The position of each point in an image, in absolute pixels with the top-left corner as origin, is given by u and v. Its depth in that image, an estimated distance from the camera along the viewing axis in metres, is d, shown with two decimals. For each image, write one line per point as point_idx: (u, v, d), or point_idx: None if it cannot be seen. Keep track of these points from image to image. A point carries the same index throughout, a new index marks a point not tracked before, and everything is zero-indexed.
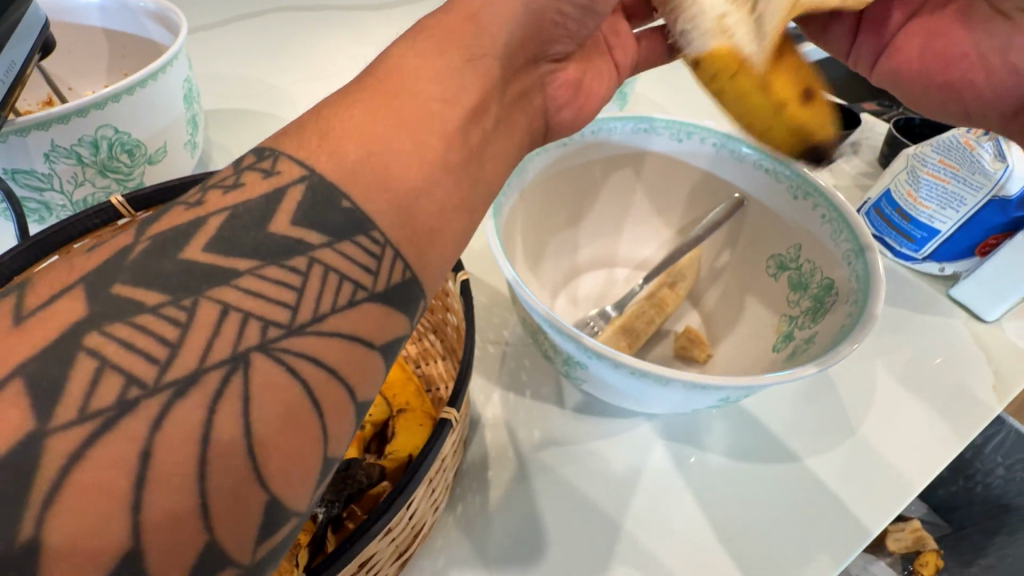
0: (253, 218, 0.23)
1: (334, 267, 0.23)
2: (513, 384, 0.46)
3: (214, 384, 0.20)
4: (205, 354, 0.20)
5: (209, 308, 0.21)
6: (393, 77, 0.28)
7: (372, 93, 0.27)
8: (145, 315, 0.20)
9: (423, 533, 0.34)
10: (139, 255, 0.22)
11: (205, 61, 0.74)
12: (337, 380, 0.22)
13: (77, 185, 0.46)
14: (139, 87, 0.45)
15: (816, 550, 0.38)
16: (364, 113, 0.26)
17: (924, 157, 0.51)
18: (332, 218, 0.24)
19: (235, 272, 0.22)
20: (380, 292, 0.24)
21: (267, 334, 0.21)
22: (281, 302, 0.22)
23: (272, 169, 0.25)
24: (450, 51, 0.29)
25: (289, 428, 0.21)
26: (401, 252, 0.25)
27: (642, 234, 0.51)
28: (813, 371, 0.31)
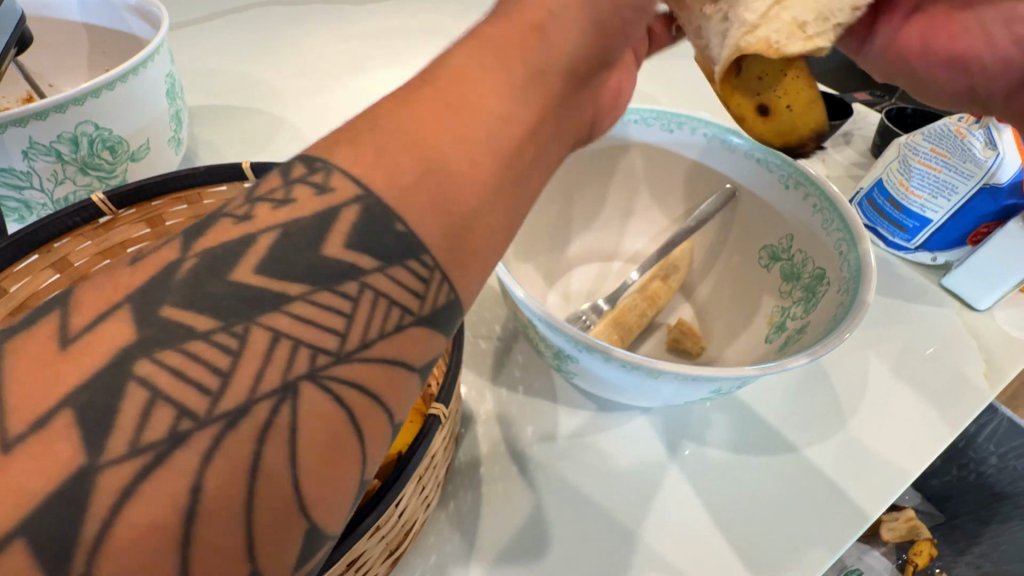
0: (307, 240, 0.21)
1: (385, 294, 0.22)
2: (506, 379, 0.45)
3: (264, 416, 0.19)
4: (254, 386, 0.19)
5: (260, 336, 0.20)
6: (452, 86, 0.25)
7: (432, 96, 0.24)
8: (195, 343, 0.19)
9: (414, 531, 0.34)
10: (188, 274, 0.20)
11: (189, 57, 0.73)
12: (377, 404, 0.21)
13: (57, 183, 0.45)
14: (119, 83, 0.44)
15: (810, 540, 0.38)
16: (420, 121, 0.23)
17: (915, 146, 0.51)
18: (383, 242, 0.22)
19: (286, 296, 0.20)
20: (426, 315, 0.23)
21: (315, 361, 0.20)
22: (331, 330, 0.20)
23: (325, 184, 0.22)
24: (518, 63, 0.26)
25: (331, 453, 0.19)
26: (448, 275, 0.23)
27: (636, 228, 0.50)
28: (805, 360, 0.31)
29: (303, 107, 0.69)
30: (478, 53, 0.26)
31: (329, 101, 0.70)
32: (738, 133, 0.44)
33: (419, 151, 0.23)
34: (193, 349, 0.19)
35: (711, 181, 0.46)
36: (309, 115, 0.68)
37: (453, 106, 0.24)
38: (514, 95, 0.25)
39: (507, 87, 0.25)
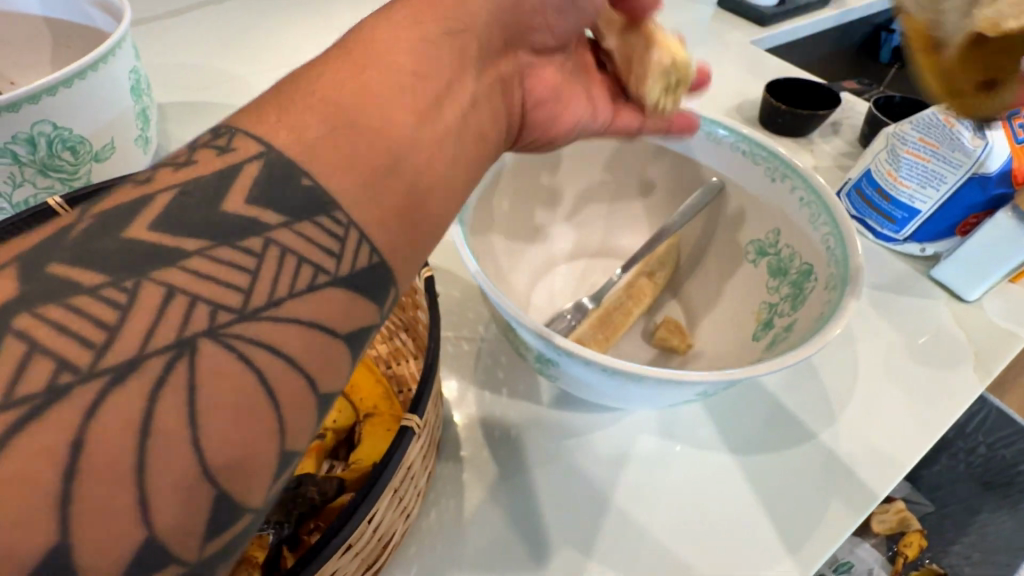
0: (203, 198, 0.20)
1: (292, 249, 0.21)
2: (488, 381, 0.44)
3: (157, 371, 0.17)
4: (147, 341, 0.17)
5: (152, 291, 0.18)
6: (364, 59, 0.25)
7: (337, 66, 0.24)
8: (83, 297, 0.17)
9: (393, 543, 0.32)
10: (81, 234, 0.19)
11: (162, 51, 0.71)
12: (290, 364, 0.19)
13: (15, 186, 0.43)
14: (77, 79, 0.41)
15: (801, 539, 0.38)
16: (326, 89, 0.23)
17: (904, 135, 0.50)
18: (291, 196, 0.21)
19: (183, 252, 0.19)
20: (344, 276, 0.21)
21: (215, 318, 0.19)
22: (232, 286, 0.19)
23: (228, 145, 0.22)
24: (420, 25, 0.28)
25: (246, 420, 0.18)
26: (368, 234, 0.22)
27: (622, 223, 0.49)
28: (791, 361, 0.30)
29: None
30: (385, 34, 0.26)
31: None
32: (724, 124, 0.42)
33: (336, 119, 0.23)
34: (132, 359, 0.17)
35: (699, 175, 0.45)
36: None
37: (366, 76, 0.24)
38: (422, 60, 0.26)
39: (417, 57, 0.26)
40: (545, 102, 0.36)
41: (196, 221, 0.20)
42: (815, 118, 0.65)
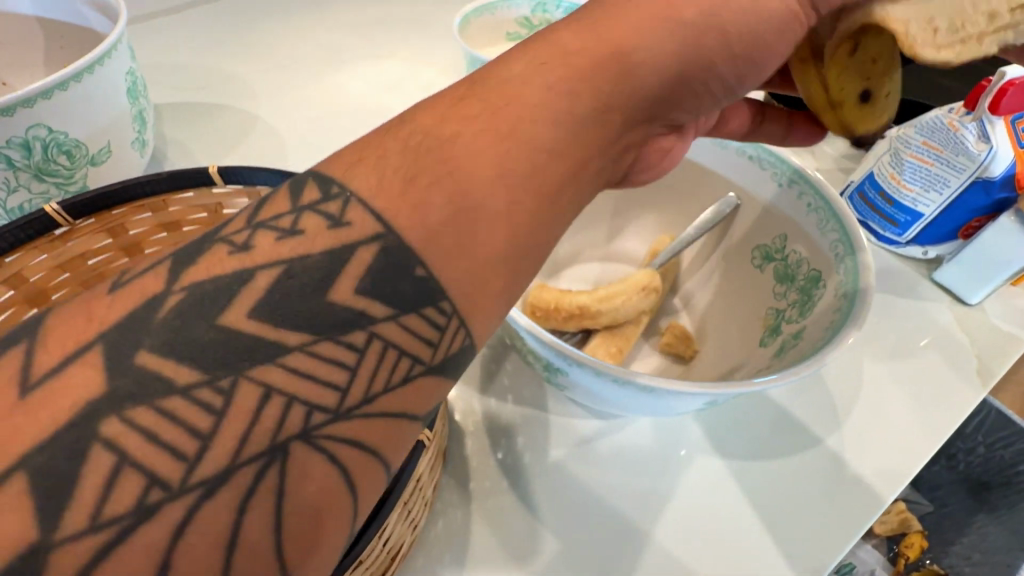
0: (305, 289, 0.21)
1: (395, 343, 0.22)
2: (494, 389, 0.44)
3: (246, 483, 0.19)
4: (240, 449, 0.19)
5: (250, 390, 0.19)
6: (512, 114, 0.25)
7: (479, 131, 0.24)
8: (172, 399, 0.18)
9: (402, 554, 0.32)
10: (169, 315, 0.20)
11: (159, 50, 0.70)
12: (376, 460, 0.21)
13: (10, 192, 0.42)
14: (72, 82, 0.41)
15: (805, 545, 0.38)
16: (459, 162, 0.23)
17: (907, 138, 0.50)
18: (403, 289, 0.22)
19: (284, 348, 0.20)
20: (437, 364, 0.23)
21: (311, 420, 0.20)
22: (331, 384, 0.21)
23: (341, 215, 0.22)
24: (581, 91, 0.26)
25: (322, 519, 0.20)
26: (467, 323, 0.23)
27: (626, 227, 0.49)
28: (802, 370, 0.30)
29: (276, 103, 0.66)
30: (554, 77, 0.26)
31: (305, 97, 0.67)
32: None
33: (460, 180, 0.23)
34: (213, 407, 0.19)
35: (707, 183, 0.45)
36: (284, 111, 0.65)
37: (500, 130, 0.24)
38: (566, 123, 0.25)
39: (563, 111, 0.25)
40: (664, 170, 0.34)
41: (251, 256, 0.21)
42: None
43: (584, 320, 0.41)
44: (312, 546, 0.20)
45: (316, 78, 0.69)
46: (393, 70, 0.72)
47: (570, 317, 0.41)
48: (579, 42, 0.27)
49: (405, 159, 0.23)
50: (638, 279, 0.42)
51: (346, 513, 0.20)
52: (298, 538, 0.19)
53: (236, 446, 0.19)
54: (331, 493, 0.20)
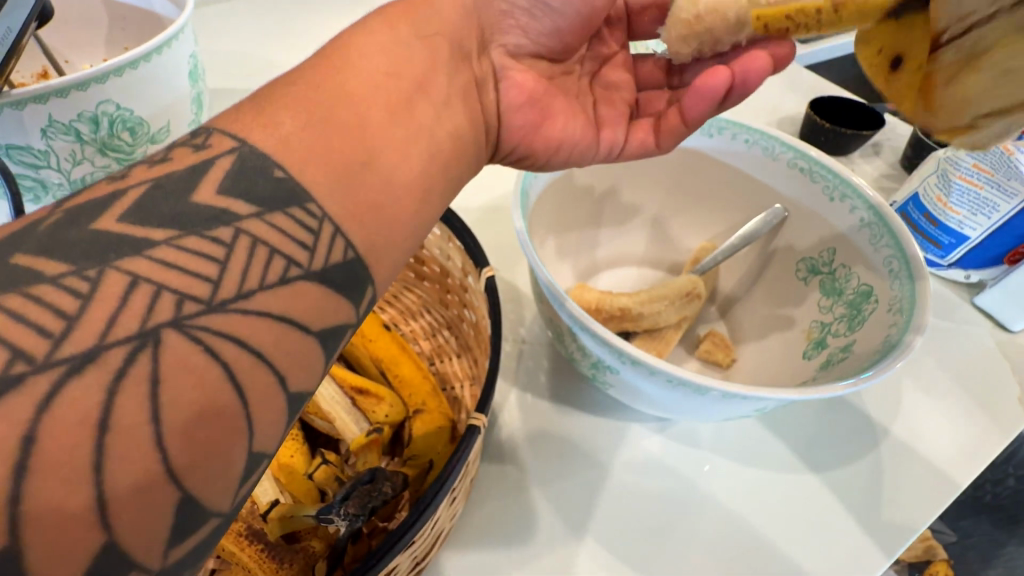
0: (171, 191, 0.21)
1: (266, 241, 0.21)
2: (531, 384, 0.44)
3: (118, 362, 0.18)
4: (106, 331, 0.18)
5: (116, 279, 0.19)
6: (340, 53, 0.27)
7: (316, 65, 0.26)
8: (42, 285, 0.18)
9: (441, 539, 0.32)
10: (51, 226, 0.19)
11: (209, 39, 0.71)
12: (259, 360, 0.20)
13: (75, 163, 0.43)
14: (143, 61, 0.42)
15: (841, 564, 0.37)
16: (304, 82, 0.25)
17: (957, 161, 0.49)
18: (260, 187, 0.22)
19: (150, 242, 0.20)
20: (318, 271, 0.22)
21: (182, 309, 0.19)
22: (201, 276, 0.20)
23: (204, 143, 0.23)
24: (401, 24, 0.30)
25: (206, 424, 0.19)
26: (343, 229, 0.23)
27: (665, 235, 0.49)
28: (863, 383, 0.30)
29: None
30: (395, 19, 0.30)
31: None
32: (783, 140, 0.42)
33: (304, 94, 0.25)
34: (79, 293, 0.18)
35: (754, 193, 0.45)
36: None
37: (335, 64, 0.26)
38: (389, 47, 0.28)
39: (404, 46, 0.29)
40: (522, 107, 0.35)
41: (122, 180, 0.21)
42: (859, 136, 0.64)
43: (624, 322, 0.41)
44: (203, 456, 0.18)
45: None
46: None
47: (610, 318, 0.41)
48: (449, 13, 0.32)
49: (272, 82, 0.26)
50: (682, 285, 0.42)
51: (233, 424, 0.19)
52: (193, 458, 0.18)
53: (103, 328, 0.18)
54: (214, 393, 0.19)
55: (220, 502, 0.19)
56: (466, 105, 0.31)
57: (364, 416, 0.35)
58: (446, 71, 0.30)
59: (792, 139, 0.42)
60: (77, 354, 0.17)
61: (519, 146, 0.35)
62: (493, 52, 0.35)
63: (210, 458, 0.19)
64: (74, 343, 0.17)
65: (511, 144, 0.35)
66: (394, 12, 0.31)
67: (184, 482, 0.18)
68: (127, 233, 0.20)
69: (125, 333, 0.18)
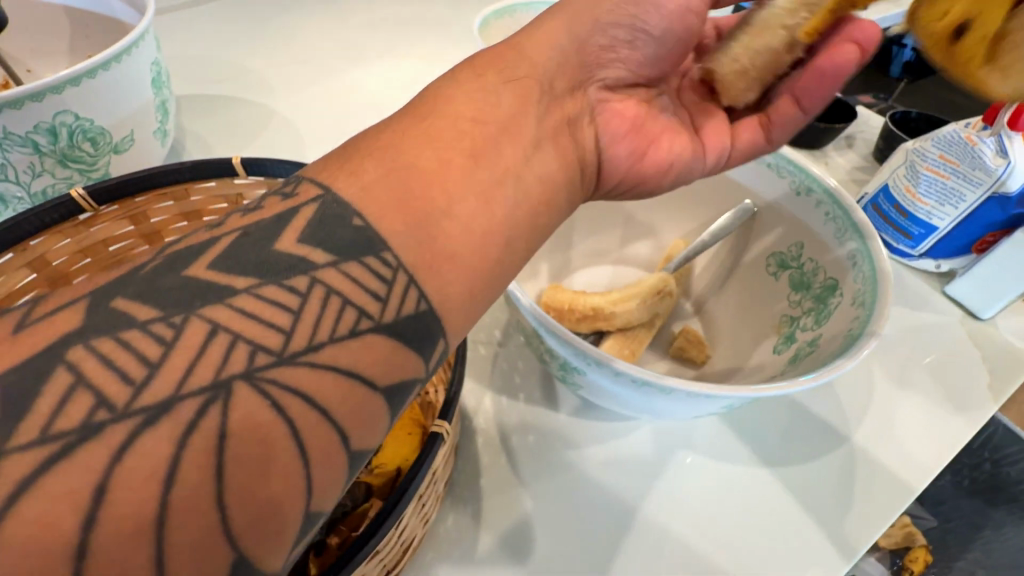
0: (261, 238, 0.23)
1: (339, 292, 0.23)
2: (506, 387, 0.44)
3: (188, 415, 0.19)
4: (183, 381, 0.19)
5: (197, 326, 0.20)
6: (431, 102, 0.29)
7: (411, 115, 0.29)
8: (131, 331, 0.20)
9: (413, 547, 0.32)
10: (151, 270, 0.22)
11: (176, 44, 0.70)
12: (324, 417, 0.21)
13: (34, 175, 0.42)
14: (100, 69, 0.41)
15: (813, 556, 0.38)
16: (405, 133, 0.27)
17: (923, 152, 0.50)
18: (342, 237, 0.24)
19: (233, 290, 0.21)
20: (388, 323, 0.23)
21: (255, 360, 0.20)
22: (275, 326, 0.21)
23: (292, 193, 0.25)
24: (491, 72, 0.32)
25: (265, 471, 0.19)
26: (415, 279, 0.24)
27: (637, 236, 0.49)
28: (823, 378, 0.30)
29: (298, 99, 0.66)
30: (484, 65, 0.32)
31: (321, 92, 0.68)
32: None
33: (394, 150, 0.26)
34: (165, 339, 0.20)
35: (724, 190, 0.45)
36: (301, 107, 0.66)
37: (428, 116, 0.28)
38: (478, 97, 0.30)
39: (486, 91, 0.31)
40: (622, 136, 0.37)
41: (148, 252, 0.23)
42: (831, 130, 0.65)
43: (598, 321, 0.41)
44: (262, 510, 0.19)
45: (334, 75, 0.70)
46: (410, 67, 0.73)
47: (583, 318, 0.41)
48: (540, 53, 0.34)
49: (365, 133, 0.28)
50: (652, 283, 0.42)
51: (292, 476, 0.20)
52: (249, 512, 0.19)
53: (180, 378, 0.19)
54: (281, 442, 0.20)
55: (275, 559, 0.20)
56: (556, 145, 0.32)
57: None
58: (536, 112, 0.32)
59: None
60: (157, 404, 0.19)
61: (623, 172, 0.37)
62: (591, 88, 0.37)
63: (269, 512, 0.19)
64: (154, 394, 0.19)
65: (613, 174, 0.37)
66: (486, 63, 0.33)
67: (243, 541, 0.19)
68: (189, 280, 0.21)
69: (200, 384, 0.20)
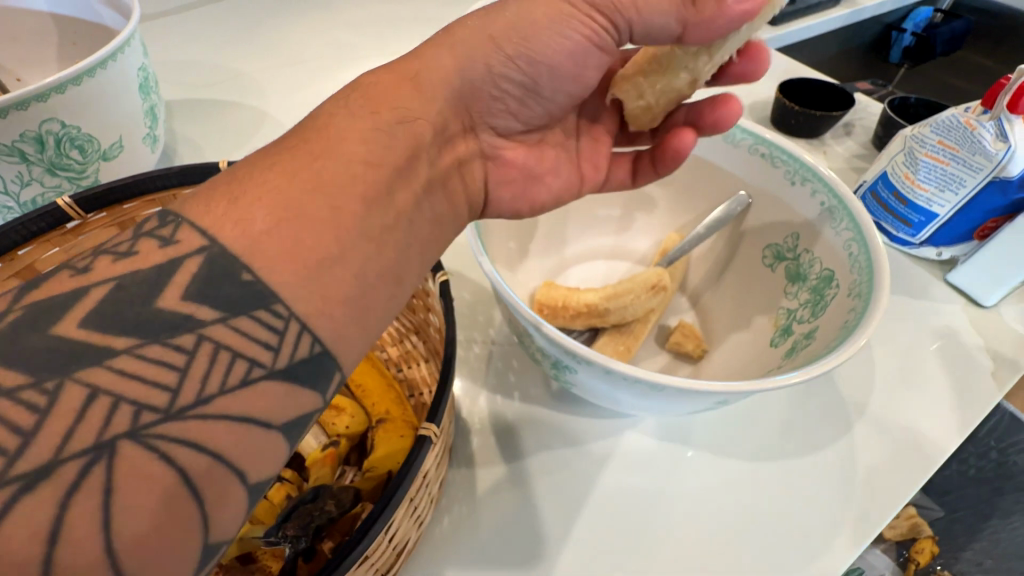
0: (142, 292, 0.21)
1: (228, 347, 0.21)
2: (500, 386, 0.44)
3: (71, 478, 0.18)
4: (64, 445, 0.18)
5: (75, 392, 0.19)
6: (318, 135, 0.27)
7: (293, 149, 0.26)
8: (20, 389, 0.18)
9: (407, 550, 0.32)
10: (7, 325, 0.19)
11: (167, 49, 0.70)
12: (216, 464, 0.20)
13: (23, 185, 0.42)
14: (86, 77, 0.41)
15: (815, 552, 0.37)
16: (278, 172, 0.25)
17: (922, 137, 0.49)
18: (228, 289, 0.22)
19: (111, 351, 0.20)
20: (282, 368, 0.22)
21: (139, 420, 0.19)
22: (161, 384, 0.20)
23: (171, 236, 0.22)
24: (382, 109, 0.29)
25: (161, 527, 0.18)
26: (310, 325, 0.23)
27: (631, 231, 0.48)
28: (818, 370, 0.30)
29: (289, 102, 0.66)
30: (376, 96, 0.29)
31: (312, 94, 0.67)
32: (743, 128, 0.42)
33: (268, 192, 0.24)
34: (36, 407, 0.18)
35: (719, 182, 0.44)
36: (293, 109, 0.65)
37: (313, 155, 0.26)
38: (368, 134, 0.27)
39: (372, 129, 0.28)
40: (507, 181, 0.37)
41: (86, 276, 0.21)
42: (828, 119, 0.64)
43: (592, 318, 0.41)
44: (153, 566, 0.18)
45: (326, 76, 0.69)
46: None
47: (577, 315, 0.41)
48: (438, 91, 0.31)
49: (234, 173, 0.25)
50: (647, 278, 0.42)
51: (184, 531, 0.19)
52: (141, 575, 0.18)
53: (60, 442, 0.18)
54: (176, 498, 0.19)
55: None
56: (447, 188, 0.32)
57: (321, 427, 0.35)
58: (427, 157, 0.30)
59: (752, 127, 0.42)
60: (35, 469, 0.18)
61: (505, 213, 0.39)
62: (482, 133, 0.36)
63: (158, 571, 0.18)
64: (30, 460, 0.18)
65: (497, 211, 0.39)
66: (387, 93, 0.30)
67: None
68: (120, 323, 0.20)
69: (80, 447, 0.18)
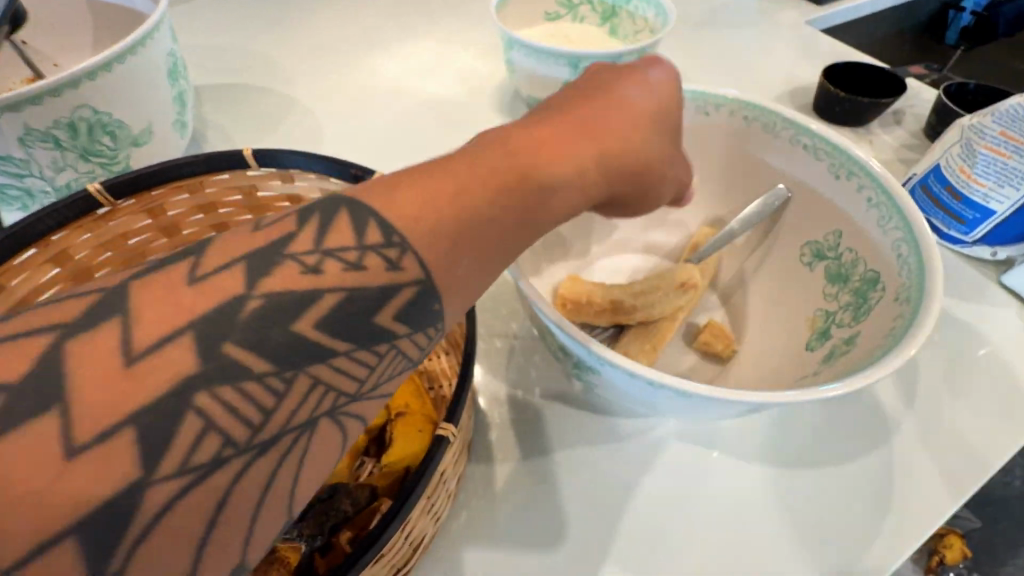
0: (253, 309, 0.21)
1: (343, 363, 0.22)
2: (522, 381, 0.43)
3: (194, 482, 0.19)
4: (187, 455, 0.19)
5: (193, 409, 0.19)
6: (543, 162, 0.27)
7: (520, 167, 0.26)
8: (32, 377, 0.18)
9: (423, 545, 0.32)
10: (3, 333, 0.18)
11: (198, 34, 0.70)
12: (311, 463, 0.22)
13: (58, 171, 0.43)
14: (116, 63, 0.41)
15: (844, 563, 0.36)
16: (501, 194, 0.25)
17: (982, 128, 0.46)
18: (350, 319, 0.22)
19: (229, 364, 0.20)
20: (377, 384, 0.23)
21: (257, 433, 0.20)
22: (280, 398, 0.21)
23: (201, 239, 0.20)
24: (597, 157, 0.29)
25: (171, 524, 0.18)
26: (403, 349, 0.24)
27: (660, 223, 0.47)
28: (861, 382, 0.28)
29: (318, 88, 0.66)
30: (590, 144, 0.29)
31: (341, 79, 0.67)
32: (784, 117, 0.40)
33: (486, 211, 0.25)
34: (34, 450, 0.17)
35: (758, 173, 0.42)
36: (319, 94, 0.65)
37: (530, 177, 0.26)
38: (581, 181, 0.28)
39: (584, 174, 0.28)
40: None
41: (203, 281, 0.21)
42: (875, 106, 0.60)
43: (616, 315, 0.40)
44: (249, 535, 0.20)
45: (352, 61, 0.69)
46: (430, 50, 0.71)
47: (601, 311, 0.40)
48: (642, 152, 0.31)
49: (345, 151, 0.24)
50: (675, 274, 0.40)
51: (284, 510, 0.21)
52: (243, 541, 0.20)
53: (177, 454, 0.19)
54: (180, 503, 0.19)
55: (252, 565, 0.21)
56: None
57: None
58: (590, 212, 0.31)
59: (796, 117, 0.39)
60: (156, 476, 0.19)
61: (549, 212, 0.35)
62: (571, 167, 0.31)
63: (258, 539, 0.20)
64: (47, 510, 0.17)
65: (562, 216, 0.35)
66: (605, 137, 0.29)
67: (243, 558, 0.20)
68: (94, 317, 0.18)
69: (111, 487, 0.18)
